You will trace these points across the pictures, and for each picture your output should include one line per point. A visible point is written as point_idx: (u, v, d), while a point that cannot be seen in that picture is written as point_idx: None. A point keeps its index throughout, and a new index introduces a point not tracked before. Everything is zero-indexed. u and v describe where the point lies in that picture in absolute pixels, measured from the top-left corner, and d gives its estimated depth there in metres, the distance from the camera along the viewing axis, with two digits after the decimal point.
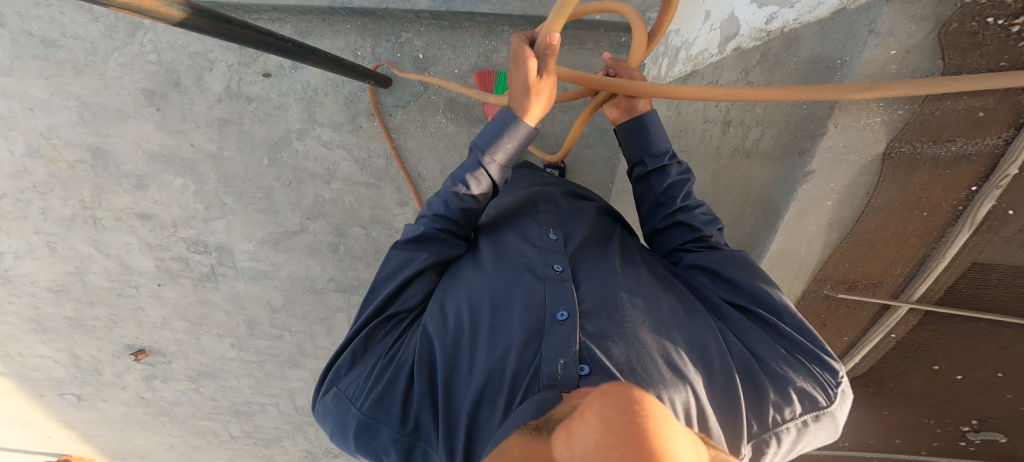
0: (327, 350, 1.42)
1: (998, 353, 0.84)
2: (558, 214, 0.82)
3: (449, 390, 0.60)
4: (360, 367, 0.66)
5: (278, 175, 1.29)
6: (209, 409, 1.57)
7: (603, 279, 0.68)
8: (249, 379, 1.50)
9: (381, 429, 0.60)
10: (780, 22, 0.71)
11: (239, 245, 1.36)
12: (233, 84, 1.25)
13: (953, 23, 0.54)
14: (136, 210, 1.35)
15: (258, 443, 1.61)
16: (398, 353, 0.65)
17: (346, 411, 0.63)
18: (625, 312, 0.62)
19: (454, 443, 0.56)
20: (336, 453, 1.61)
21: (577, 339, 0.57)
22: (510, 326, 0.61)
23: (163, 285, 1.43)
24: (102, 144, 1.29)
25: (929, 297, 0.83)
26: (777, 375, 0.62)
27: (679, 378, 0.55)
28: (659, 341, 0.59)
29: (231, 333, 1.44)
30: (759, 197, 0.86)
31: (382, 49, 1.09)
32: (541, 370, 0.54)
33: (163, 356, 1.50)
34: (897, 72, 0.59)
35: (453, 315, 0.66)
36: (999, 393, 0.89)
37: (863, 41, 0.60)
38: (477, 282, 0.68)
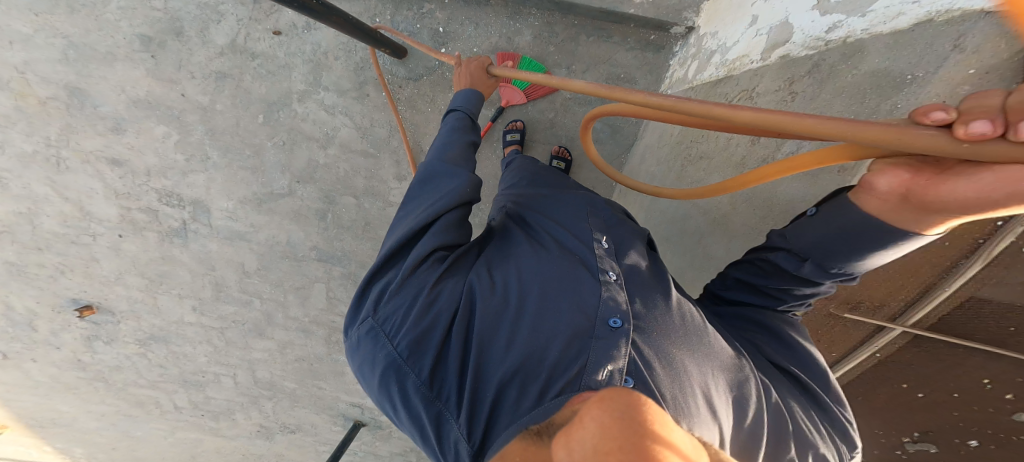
0: (298, 322, 1.35)
1: (961, 375, 0.92)
2: (611, 224, 0.83)
3: (483, 360, 0.63)
4: (400, 301, 0.69)
5: (271, 133, 1.24)
6: (154, 377, 1.45)
7: (658, 297, 0.69)
8: (206, 346, 1.40)
9: (408, 374, 0.64)
10: (845, 31, 0.70)
11: (217, 202, 1.29)
12: (238, 38, 1.21)
13: None
14: (107, 154, 1.27)
15: (206, 415, 1.50)
16: (439, 302, 0.68)
17: (379, 345, 0.67)
18: (676, 339, 0.63)
19: (476, 412, 0.60)
20: (294, 428, 1.51)
21: (625, 350, 0.58)
22: (559, 318, 0.63)
23: (123, 238, 1.33)
24: (82, 84, 1.22)
25: (923, 323, 0.88)
26: (804, 438, 0.67)
27: (712, 411, 0.57)
28: (704, 377, 0.60)
29: (193, 294, 1.35)
30: (782, 212, 0.82)
31: (403, 18, 1.09)
32: (587, 370, 0.56)
33: (110, 315, 1.38)
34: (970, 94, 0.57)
35: (500, 291, 0.69)
36: (946, 410, 0.99)
37: (945, 55, 0.58)
38: (530, 271, 0.71)
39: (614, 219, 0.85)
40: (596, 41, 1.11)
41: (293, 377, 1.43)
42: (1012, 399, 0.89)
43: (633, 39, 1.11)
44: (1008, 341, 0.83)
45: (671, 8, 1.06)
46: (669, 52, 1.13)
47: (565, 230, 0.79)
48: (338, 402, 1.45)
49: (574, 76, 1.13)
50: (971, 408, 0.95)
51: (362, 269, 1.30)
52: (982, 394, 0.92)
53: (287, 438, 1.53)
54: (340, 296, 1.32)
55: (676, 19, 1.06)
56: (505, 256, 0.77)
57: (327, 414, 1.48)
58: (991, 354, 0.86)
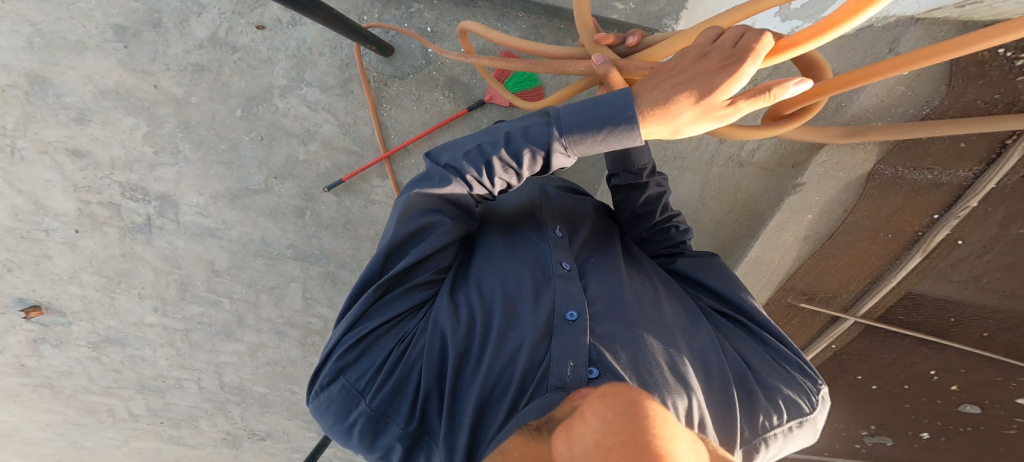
0: (271, 324, 1.30)
1: (911, 368, 0.97)
2: (562, 211, 0.88)
3: (460, 389, 0.63)
4: (362, 363, 0.64)
5: (248, 128, 1.21)
6: (108, 383, 1.35)
7: (611, 280, 0.73)
8: (168, 350, 1.32)
9: (390, 424, 0.63)
10: (800, 32, 0.80)
11: (187, 197, 1.24)
12: (219, 31, 1.18)
13: (964, 53, 0.71)
14: (69, 145, 1.20)
15: (166, 423, 1.40)
16: (403, 349, 0.65)
17: (351, 407, 0.63)
18: (626, 317, 0.67)
19: (458, 440, 0.61)
20: (263, 435, 1.44)
21: (587, 340, 0.63)
22: (522, 327, 0.65)
23: (81, 233, 1.25)
24: (46, 72, 1.16)
25: (872, 313, 0.95)
26: (769, 384, 0.68)
27: (683, 382, 0.61)
28: (662, 347, 0.65)
29: (156, 294, 1.28)
30: (746, 205, 1.01)
31: (391, 16, 1.09)
32: (552, 369, 0.60)
33: (62, 316, 1.29)
34: (902, 92, 0.77)
35: (465, 309, 0.67)
36: (899, 401, 1.03)
37: None
38: (487, 282, 0.71)
39: (567, 202, 0.91)
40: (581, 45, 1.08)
41: (264, 381, 1.36)
42: (958, 391, 0.94)
43: None
44: (949, 329, 0.89)
45: (653, 15, 1.10)
46: None
47: (524, 224, 0.81)
48: None
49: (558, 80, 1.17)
50: (921, 400, 1.00)
51: (340, 268, 1.27)
52: (929, 385, 0.97)
53: (256, 446, 1.45)
54: (317, 296, 1.28)
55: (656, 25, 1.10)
56: (464, 267, 0.76)
57: (300, 419, 1.41)
58: (936, 345, 0.93)
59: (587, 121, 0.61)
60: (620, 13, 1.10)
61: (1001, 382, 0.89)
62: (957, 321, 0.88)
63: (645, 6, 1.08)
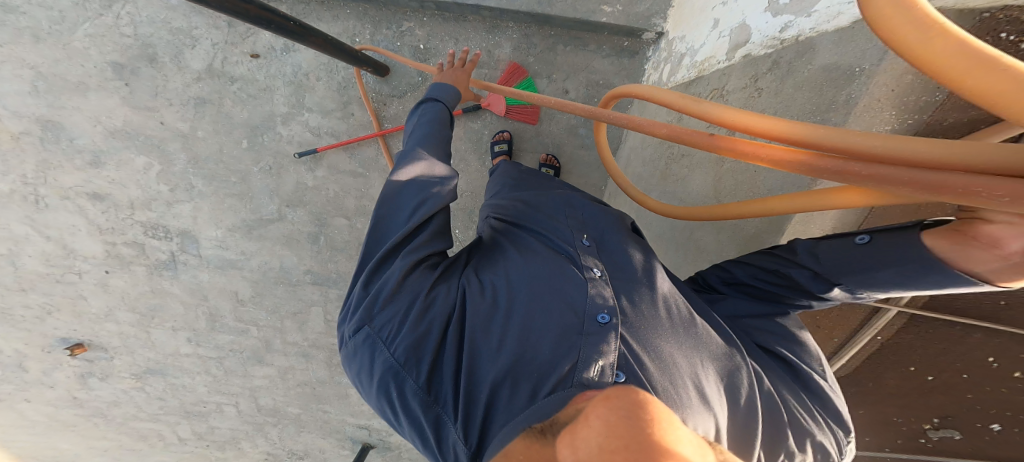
0: (298, 347, 1.34)
1: (966, 355, 0.93)
2: (586, 219, 0.83)
3: (478, 359, 0.64)
4: (393, 309, 0.68)
5: (256, 159, 1.22)
6: (154, 410, 1.42)
7: (644, 291, 0.69)
8: (205, 377, 1.38)
9: (406, 379, 0.64)
10: (796, 30, 0.69)
11: (206, 231, 1.27)
12: (215, 63, 1.18)
13: (968, 37, 0.55)
14: (88, 189, 1.24)
15: (211, 445, 1.48)
16: (432, 310, 0.68)
17: (376, 352, 0.66)
18: (664, 328, 0.65)
19: (473, 411, 0.61)
20: (301, 455, 1.48)
21: (613, 343, 0.60)
22: (551, 313, 0.64)
23: (111, 273, 1.30)
24: (56, 116, 1.19)
25: (917, 301, 0.90)
26: (798, 423, 0.66)
27: (707, 402, 0.58)
28: (689, 365, 0.61)
29: (188, 326, 1.33)
30: (766, 202, 0.82)
31: (382, 36, 1.07)
32: (578, 367, 0.58)
33: (104, 351, 1.36)
34: (914, 82, 0.59)
35: (493, 290, 0.71)
36: (960, 392, 0.97)
37: (883, 50, 0.57)
38: (516, 271, 0.73)
39: (600, 214, 0.84)
40: (573, 49, 1.07)
41: (297, 402, 1.40)
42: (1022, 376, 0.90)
43: (608, 47, 1.07)
44: (1001, 313, 0.86)
45: (641, 15, 1.01)
46: (643, 57, 1.08)
47: (547, 233, 0.80)
48: (345, 425, 1.42)
49: (555, 85, 1.09)
50: (985, 390, 0.95)
51: None
52: (990, 374, 0.93)
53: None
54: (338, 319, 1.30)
55: (645, 25, 1.01)
56: (493, 263, 0.77)
57: (333, 438, 1.44)
58: (988, 332, 0.89)
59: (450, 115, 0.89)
60: (609, 15, 1.01)
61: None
62: (1007, 302, 0.84)
63: (632, 7, 1.00)
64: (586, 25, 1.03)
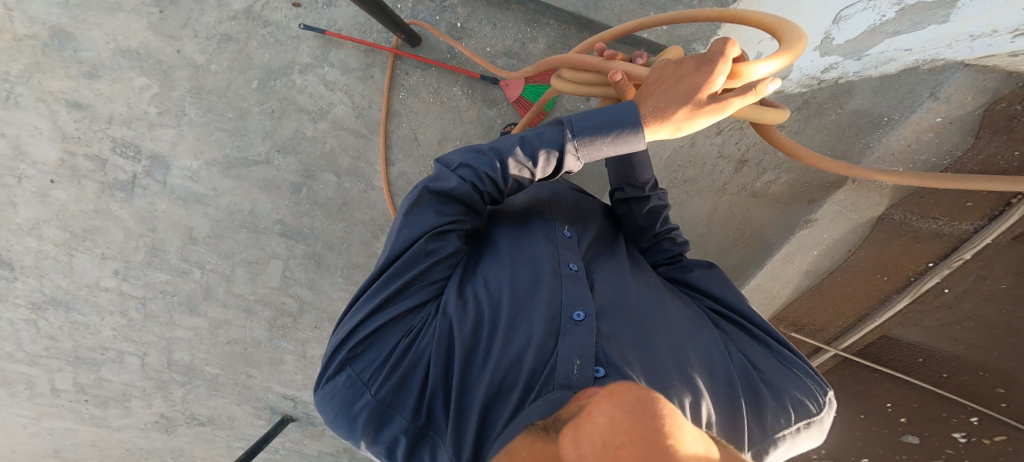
0: (240, 300, 1.19)
1: (869, 398, 1.05)
2: (562, 204, 0.77)
3: (467, 382, 0.56)
4: (368, 349, 0.56)
5: (261, 100, 1.19)
6: (36, 351, 1.20)
7: (615, 283, 0.66)
8: (118, 319, 1.19)
9: (395, 419, 0.55)
10: (839, 71, 0.82)
11: (181, 159, 1.19)
12: (255, 6, 1.19)
13: (1002, 103, 0.67)
14: (71, 97, 1.17)
15: (91, 402, 1.24)
16: (415, 340, 0.57)
17: (357, 401, 0.55)
18: (630, 315, 0.61)
19: (466, 435, 0.55)
20: (204, 418, 1.27)
21: (593, 341, 0.56)
22: (528, 323, 0.58)
23: (55, 184, 1.17)
24: (72, 28, 1.15)
25: (852, 347, 1.00)
26: (773, 384, 0.61)
27: (691, 384, 0.55)
28: (666, 350, 0.58)
29: (121, 257, 1.17)
30: (752, 235, 1.00)
31: (424, 8, 1.13)
32: (557, 369, 0.54)
33: (8, 269, 1.17)
34: (931, 139, 0.75)
35: (473, 299, 0.60)
36: (852, 429, 1.11)
37: (923, 100, 0.72)
38: (493, 278, 0.63)
39: (574, 200, 0.80)
40: None
41: (218, 363, 1.22)
42: (907, 423, 1.03)
43: None
44: (914, 367, 0.96)
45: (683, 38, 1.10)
46: None
47: (523, 217, 0.73)
48: (269, 392, 1.25)
49: None
50: (871, 428, 1.08)
51: (327, 251, 1.18)
52: (883, 416, 1.06)
53: (191, 432, 1.28)
54: (297, 276, 1.18)
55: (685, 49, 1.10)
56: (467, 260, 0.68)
57: (250, 406, 1.25)
58: (897, 381, 1.00)
59: (598, 123, 0.58)
60: (650, 32, 1.11)
61: (945, 418, 0.98)
62: (924, 361, 0.94)
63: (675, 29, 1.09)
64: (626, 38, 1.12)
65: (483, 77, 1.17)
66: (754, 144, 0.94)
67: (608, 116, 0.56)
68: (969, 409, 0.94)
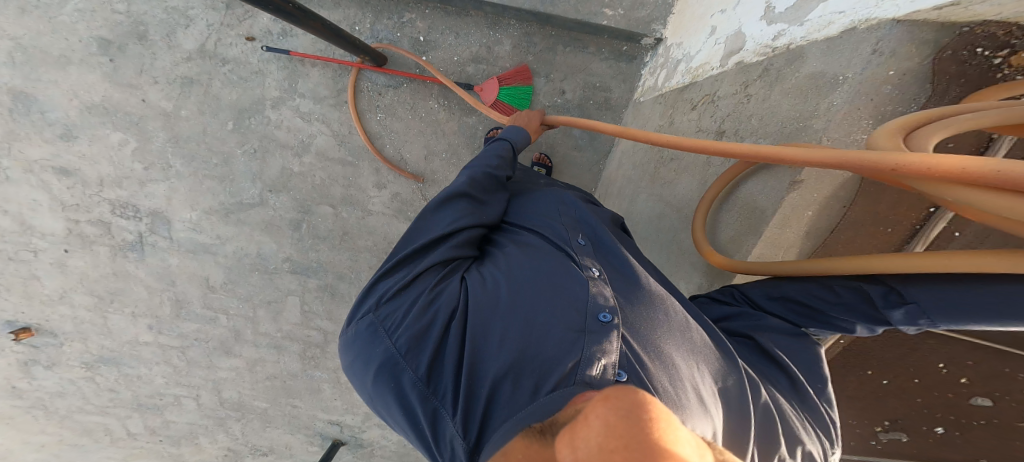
0: (269, 338, 1.28)
1: (923, 361, 0.96)
2: (577, 218, 0.80)
3: (479, 353, 0.59)
4: (400, 301, 0.65)
5: (241, 141, 1.19)
6: (102, 402, 1.33)
7: (638, 292, 0.66)
8: (164, 367, 1.30)
9: (407, 370, 0.59)
10: (788, 39, 0.73)
11: (180, 213, 1.22)
12: (209, 44, 1.15)
13: (949, 50, 0.59)
14: (56, 164, 1.18)
15: (164, 441, 1.38)
16: (436, 301, 0.63)
17: (378, 342, 0.62)
18: (661, 331, 0.61)
19: (472, 410, 0.55)
20: (265, 451, 1.41)
21: (617, 342, 0.56)
22: (555, 308, 0.60)
23: (70, 253, 1.22)
24: (30, 88, 1.14)
25: None
26: (786, 421, 0.64)
27: (704, 405, 0.55)
28: (689, 369, 0.58)
29: (150, 313, 1.25)
30: (748, 205, 0.84)
31: (383, 26, 1.09)
32: (581, 363, 0.53)
33: (53, 337, 1.26)
34: (891, 93, 0.62)
35: (493, 281, 0.66)
36: (912, 396, 1.00)
37: (867, 60, 0.62)
38: (521, 264, 0.68)
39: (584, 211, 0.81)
40: (573, 50, 1.11)
41: (264, 397, 1.34)
42: (968, 382, 0.95)
43: (608, 51, 1.11)
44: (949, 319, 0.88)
45: (641, 20, 1.06)
46: (640, 62, 1.13)
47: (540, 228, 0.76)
48: (315, 420, 1.36)
49: (552, 85, 1.13)
50: (933, 393, 0.99)
51: (340, 281, 1.24)
52: (942, 380, 0.97)
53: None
54: (315, 309, 1.26)
55: (645, 31, 1.07)
56: (490, 255, 0.73)
57: (302, 434, 1.38)
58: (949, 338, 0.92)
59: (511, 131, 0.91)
60: (610, 19, 1.05)
61: (1008, 373, 0.93)
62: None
63: (633, 12, 1.05)
64: (587, 27, 1.07)
65: (460, 84, 1.11)
66: (729, 115, 0.83)
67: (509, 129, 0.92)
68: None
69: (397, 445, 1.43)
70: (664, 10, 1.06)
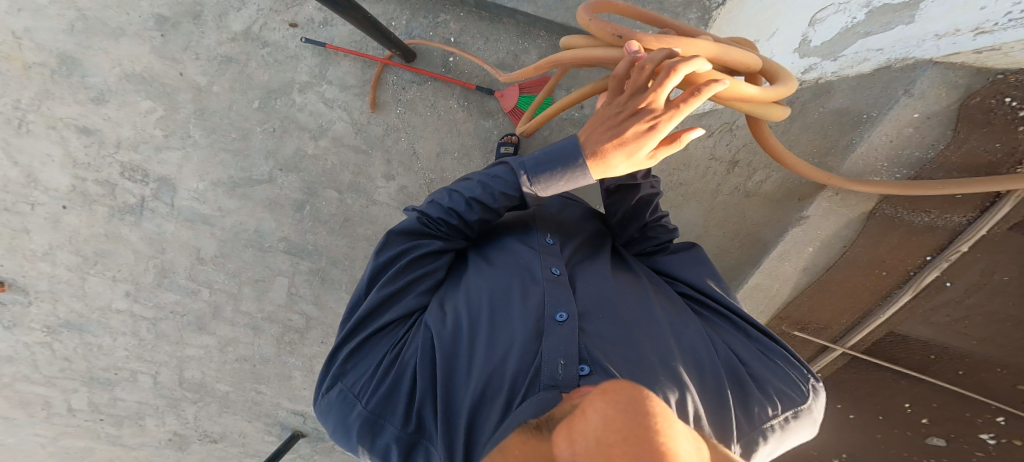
0: (248, 319, 1.21)
1: (888, 399, 0.95)
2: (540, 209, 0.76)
3: (451, 389, 0.56)
4: (361, 360, 0.60)
5: (263, 119, 1.21)
6: (53, 372, 1.24)
7: (601, 286, 0.62)
8: (131, 339, 1.23)
9: (387, 427, 0.56)
10: (819, 72, 0.78)
11: (187, 182, 1.21)
12: (253, 27, 1.21)
13: (977, 97, 0.64)
14: (80, 123, 1.20)
15: (106, 420, 1.27)
16: (398, 353, 0.59)
17: (347, 413, 0.57)
18: (620, 315, 0.59)
19: (456, 441, 0.53)
20: (216, 437, 1.29)
21: (577, 340, 0.54)
22: (507, 327, 0.57)
23: (67, 210, 1.20)
24: (79, 54, 1.19)
25: (859, 346, 0.91)
26: (760, 376, 0.58)
27: (675, 376, 0.52)
28: (650, 345, 0.56)
29: (132, 279, 1.21)
30: (748, 234, 0.91)
31: (418, 25, 1.16)
32: (542, 370, 0.51)
33: (24, 295, 1.21)
34: (912, 133, 0.70)
35: (453, 312, 0.61)
36: (871, 431, 1.00)
37: (897, 98, 0.68)
38: (473, 285, 0.63)
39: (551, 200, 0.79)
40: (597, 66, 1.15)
41: (229, 380, 1.24)
42: (928, 423, 0.93)
43: None
44: (928, 366, 0.87)
45: None
46: None
47: (501, 230, 0.72)
48: (278, 409, 1.26)
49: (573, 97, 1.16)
50: (893, 431, 0.97)
51: (332, 267, 1.20)
52: (903, 417, 0.95)
53: (203, 450, 1.30)
54: (302, 292, 1.20)
55: None
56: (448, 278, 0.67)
57: (260, 422, 1.27)
58: (913, 377, 0.90)
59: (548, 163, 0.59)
60: None
61: (969, 418, 0.88)
62: (935, 358, 0.86)
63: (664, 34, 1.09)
64: None
65: (479, 88, 1.18)
66: (745, 145, 0.88)
67: (553, 155, 0.58)
68: (991, 407, 0.85)
69: None
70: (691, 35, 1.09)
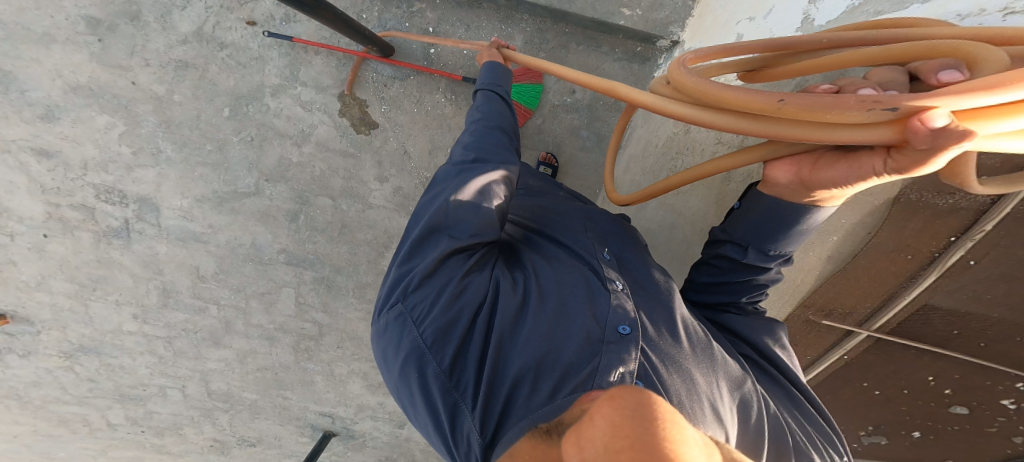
0: (260, 330, 1.25)
1: (909, 375, 0.97)
2: (605, 233, 0.79)
3: (502, 353, 0.59)
4: (426, 292, 0.63)
5: (237, 128, 1.15)
6: (82, 393, 1.27)
7: (663, 308, 0.65)
8: (148, 358, 1.25)
9: (431, 363, 0.59)
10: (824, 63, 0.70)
11: (170, 200, 1.17)
12: (205, 26, 1.12)
13: None
14: (35, 144, 1.11)
15: (147, 432, 1.34)
16: (462, 296, 0.62)
17: (405, 333, 0.62)
18: (683, 341, 0.61)
19: (490, 406, 0.56)
20: (253, 442, 1.38)
21: (637, 355, 0.56)
22: (573, 317, 0.60)
23: (49, 238, 1.16)
24: (8, 66, 1.07)
25: (885, 327, 0.92)
26: (800, 442, 0.64)
27: (719, 418, 0.55)
28: (708, 384, 0.58)
29: (135, 302, 1.21)
30: None
31: (391, 15, 1.09)
32: (597, 373, 0.53)
33: (29, 324, 1.20)
34: None
35: (520, 287, 0.64)
36: (896, 405, 1.04)
37: None
38: (543, 274, 0.67)
39: (612, 225, 0.82)
40: (586, 49, 1.12)
41: (254, 388, 1.30)
42: (950, 394, 0.95)
43: (621, 51, 1.13)
44: (950, 341, 0.88)
45: (660, 21, 1.07)
46: (653, 64, 1.14)
47: (563, 239, 0.75)
48: (307, 412, 1.34)
49: (563, 83, 1.14)
50: (917, 402, 1.00)
51: (337, 274, 1.22)
52: (927, 391, 0.97)
53: (245, 453, 1.39)
54: (311, 301, 1.23)
55: (662, 32, 1.08)
56: (513, 262, 0.70)
57: (292, 425, 1.35)
58: (933, 353, 0.91)
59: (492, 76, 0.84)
60: (627, 19, 1.06)
61: (990, 386, 0.89)
62: (959, 333, 0.86)
63: (650, 13, 1.06)
64: (603, 26, 1.09)
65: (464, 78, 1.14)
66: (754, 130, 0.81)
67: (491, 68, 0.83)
68: (1010, 375, 0.86)
69: (389, 437, 1.41)
70: (679, 11, 1.07)
